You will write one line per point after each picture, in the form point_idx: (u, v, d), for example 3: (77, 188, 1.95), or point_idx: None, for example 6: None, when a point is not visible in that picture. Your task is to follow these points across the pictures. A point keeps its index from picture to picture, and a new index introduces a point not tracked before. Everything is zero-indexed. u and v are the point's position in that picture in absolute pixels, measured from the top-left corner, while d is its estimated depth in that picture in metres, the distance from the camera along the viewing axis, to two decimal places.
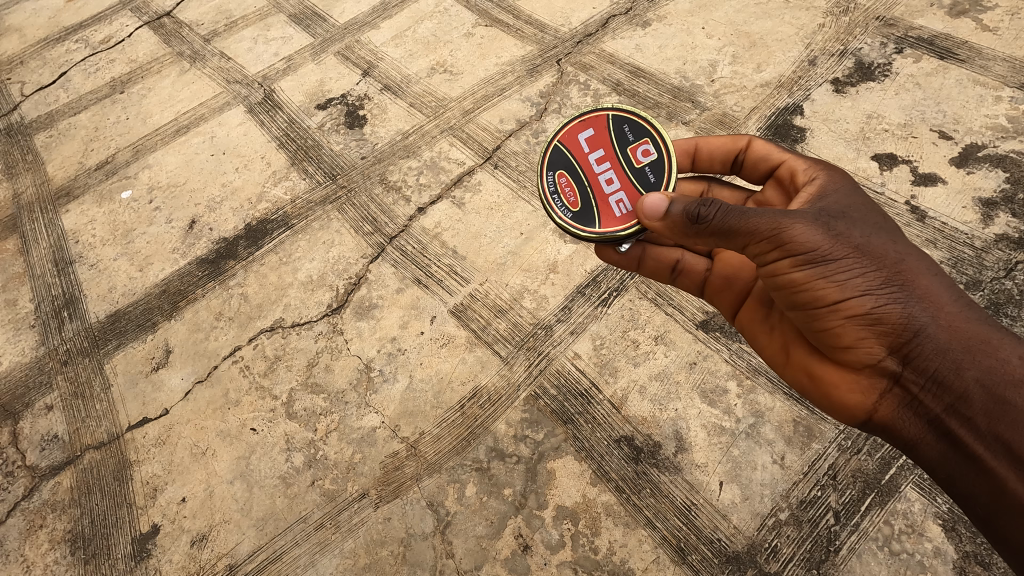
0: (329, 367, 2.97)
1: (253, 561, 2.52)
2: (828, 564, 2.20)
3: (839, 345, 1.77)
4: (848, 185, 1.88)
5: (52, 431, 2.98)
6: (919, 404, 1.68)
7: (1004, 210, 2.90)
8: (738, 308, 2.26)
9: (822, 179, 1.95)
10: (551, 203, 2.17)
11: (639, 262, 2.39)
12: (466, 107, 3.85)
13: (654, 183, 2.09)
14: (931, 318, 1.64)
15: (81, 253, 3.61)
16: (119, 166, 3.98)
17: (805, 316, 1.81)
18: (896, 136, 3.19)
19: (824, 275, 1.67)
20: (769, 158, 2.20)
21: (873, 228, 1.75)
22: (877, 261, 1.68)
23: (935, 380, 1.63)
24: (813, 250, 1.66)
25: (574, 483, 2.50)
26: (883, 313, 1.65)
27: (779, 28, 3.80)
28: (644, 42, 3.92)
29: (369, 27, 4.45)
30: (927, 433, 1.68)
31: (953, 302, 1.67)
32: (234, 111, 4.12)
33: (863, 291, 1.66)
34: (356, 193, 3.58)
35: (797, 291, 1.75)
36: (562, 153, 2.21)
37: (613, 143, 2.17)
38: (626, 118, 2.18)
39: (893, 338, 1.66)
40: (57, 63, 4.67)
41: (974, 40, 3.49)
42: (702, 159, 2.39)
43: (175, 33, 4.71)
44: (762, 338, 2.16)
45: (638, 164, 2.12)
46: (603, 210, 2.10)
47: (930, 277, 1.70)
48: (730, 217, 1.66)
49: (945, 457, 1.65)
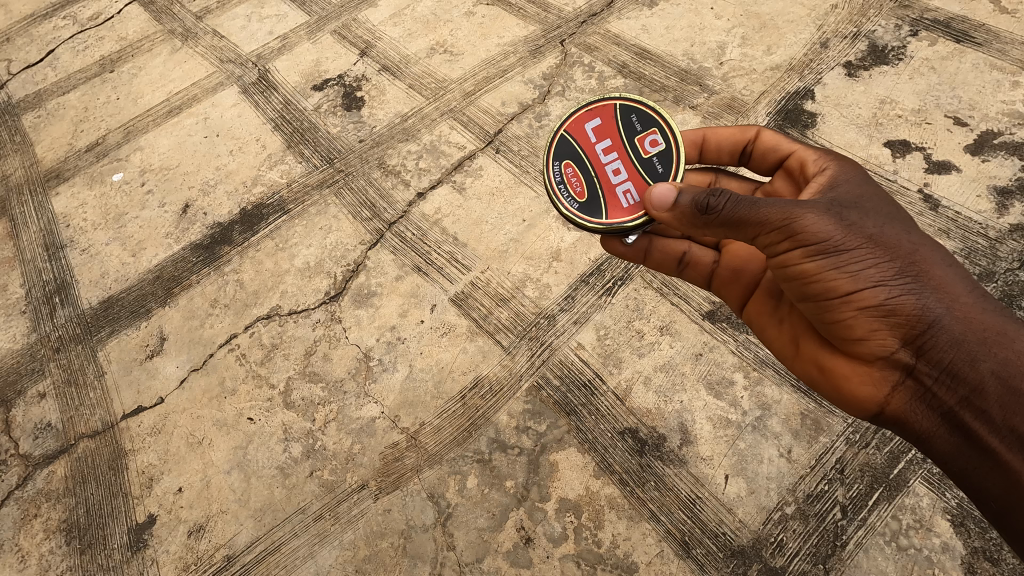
0: (327, 356, 2.91)
1: (252, 553, 2.49)
2: (834, 559, 2.18)
3: (850, 338, 1.70)
4: (859, 175, 1.81)
5: (45, 419, 2.92)
6: (933, 398, 1.62)
7: (1019, 199, 2.83)
8: (746, 300, 2.20)
9: (833, 169, 1.88)
10: (557, 194, 2.09)
11: (645, 254, 2.31)
12: (467, 89, 3.73)
13: (662, 174, 2.02)
14: (946, 310, 1.58)
15: (72, 237, 3.52)
16: (110, 148, 3.87)
17: (815, 308, 1.75)
18: (910, 122, 3.11)
19: (836, 266, 1.60)
20: (778, 148, 2.12)
21: (887, 217, 1.69)
22: (891, 252, 1.62)
23: (950, 372, 1.57)
24: (825, 240, 1.59)
25: (577, 476, 2.46)
26: (896, 305, 1.59)
27: (790, 9, 3.68)
28: (651, 22, 3.80)
29: (366, 5, 4.30)
30: (940, 426, 1.63)
31: (968, 293, 1.61)
32: (228, 92, 4.00)
33: (876, 282, 1.60)
34: (354, 177, 3.49)
35: (808, 283, 1.68)
36: (568, 142, 2.12)
37: (620, 132, 2.09)
38: (633, 106, 2.10)
39: (906, 331, 1.60)
40: (44, 40, 4.52)
41: (992, 23, 3.39)
42: (709, 151, 2.31)
43: (166, 10, 4.56)
44: (771, 331, 2.09)
45: (645, 154, 2.05)
46: (610, 201, 2.03)
47: (944, 268, 1.64)
48: (740, 207, 1.59)
49: (960, 450, 1.60)
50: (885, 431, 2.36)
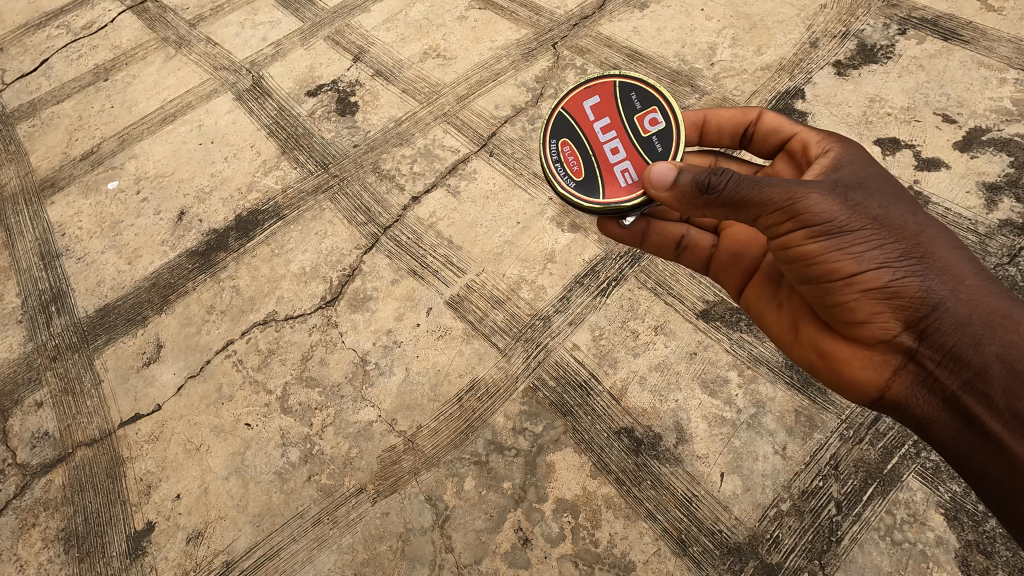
0: (323, 361, 2.92)
1: (251, 558, 2.49)
2: (830, 555, 2.19)
3: (852, 321, 1.72)
4: (863, 156, 1.83)
5: (42, 428, 2.92)
6: (935, 382, 1.64)
7: (1007, 195, 2.86)
8: (744, 285, 2.21)
9: (836, 150, 1.89)
10: (554, 172, 2.09)
11: (642, 237, 2.34)
12: (460, 93, 3.75)
13: (662, 153, 2.03)
14: (950, 292, 1.60)
15: (67, 246, 3.53)
16: (105, 156, 3.87)
17: (816, 291, 1.76)
18: (899, 120, 3.13)
19: (840, 247, 1.61)
20: (780, 131, 2.14)
21: (892, 199, 1.70)
22: (895, 233, 1.64)
23: (953, 356, 1.59)
24: (829, 220, 1.60)
25: (574, 476, 2.47)
26: (900, 286, 1.61)
27: (780, 9, 3.71)
28: (642, 24, 3.82)
29: (359, 10, 4.33)
30: (942, 412, 1.65)
31: (974, 276, 1.63)
32: (222, 99, 4.01)
33: (879, 264, 1.62)
34: (348, 182, 3.51)
35: (810, 265, 1.69)
36: (566, 120, 2.14)
37: (619, 111, 2.10)
38: (633, 85, 2.12)
39: (909, 313, 1.62)
40: (38, 49, 4.53)
41: (979, 21, 3.42)
42: (710, 133, 2.34)
43: (160, 18, 4.57)
44: (770, 315, 2.10)
45: (644, 133, 2.06)
46: (608, 179, 2.04)
47: (950, 250, 1.66)
48: (741, 186, 1.60)
49: (961, 436, 1.62)
50: (878, 427, 2.38)
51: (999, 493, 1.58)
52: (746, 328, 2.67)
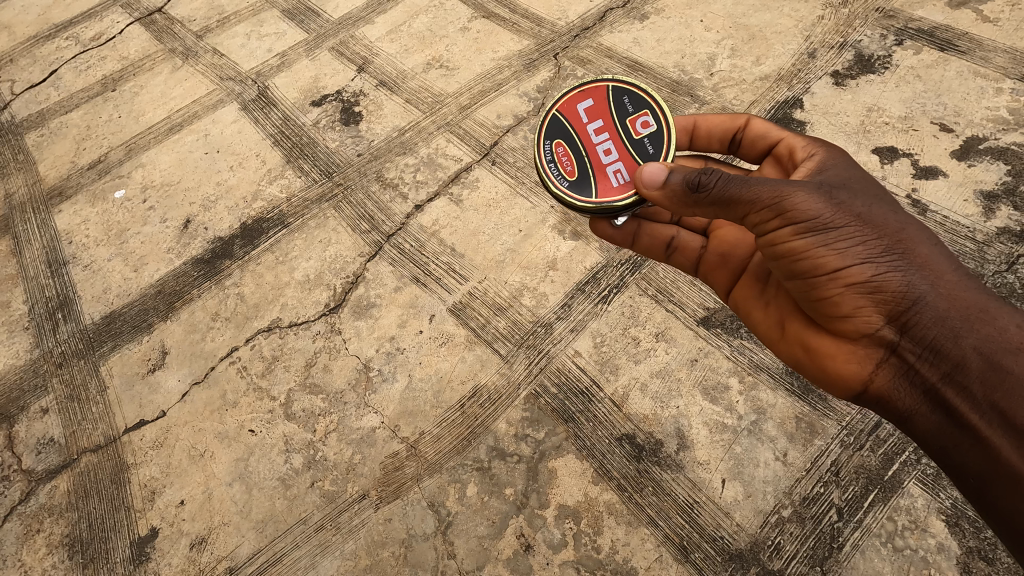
0: (327, 367, 2.95)
1: (254, 564, 2.50)
2: (831, 561, 2.19)
3: (835, 316, 1.74)
4: (845, 159, 1.87)
5: (48, 434, 2.95)
6: (916, 374, 1.65)
7: (1005, 203, 2.88)
8: (732, 284, 2.24)
9: (820, 154, 1.92)
10: (547, 171, 2.13)
11: (634, 238, 2.37)
12: (463, 103, 3.81)
13: (653, 154, 2.06)
14: (931, 287, 1.62)
15: (74, 253, 3.57)
16: (112, 165, 3.93)
17: (802, 287, 1.78)
18: (897, 129, 3.17)
19: (824, 243, 1.64)
20: (767, 136, 2.18)
21: (875, 198, 1.73)
22: (878, 230, 1.66)
23: (933, 349, 1.61)
24: (814, 217, 1.63)
25: (576, 482, 2.48)
26: (882, 281, 1.63)
27: (778, 20, 3.77)
28: (642, 35, 3.88)
29: (363, 22, 4.39)
30: (922, 404, 1.66)
31: (954, 272, 1.65)
32: (228, 108, 4.08)
33: (862, 259, 1.64)
34: (352, 191, 3.55)
35: (796, 261, 1.71)
36: (561, 121, 2.18)
37: (613, 113, 2.15)
38: (626, 89, 2.17)
39: (891, 307, 1.64)
40: (47, 60, 4.60)
41: (974, 31, 3.47)
42: (700, 138, 2.37)
43: (167, 29, 4.65)
44: (757, 314, 2.12)
45: (637, 136, 2.10)
46: (600, 179, 2.07)
47: (930, 247, 1.68)
48: (730, 184, 1.63)
49: (941, 428, 1.63)
50: (879, 433, 2.39)
51: (978, 483, 1.59)
52: (746, 335, 2.69)
